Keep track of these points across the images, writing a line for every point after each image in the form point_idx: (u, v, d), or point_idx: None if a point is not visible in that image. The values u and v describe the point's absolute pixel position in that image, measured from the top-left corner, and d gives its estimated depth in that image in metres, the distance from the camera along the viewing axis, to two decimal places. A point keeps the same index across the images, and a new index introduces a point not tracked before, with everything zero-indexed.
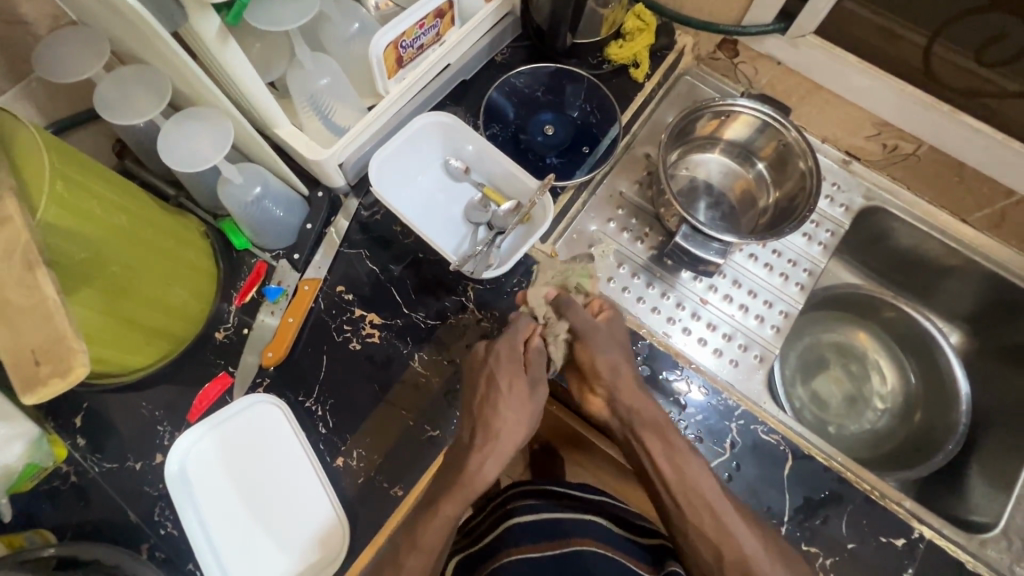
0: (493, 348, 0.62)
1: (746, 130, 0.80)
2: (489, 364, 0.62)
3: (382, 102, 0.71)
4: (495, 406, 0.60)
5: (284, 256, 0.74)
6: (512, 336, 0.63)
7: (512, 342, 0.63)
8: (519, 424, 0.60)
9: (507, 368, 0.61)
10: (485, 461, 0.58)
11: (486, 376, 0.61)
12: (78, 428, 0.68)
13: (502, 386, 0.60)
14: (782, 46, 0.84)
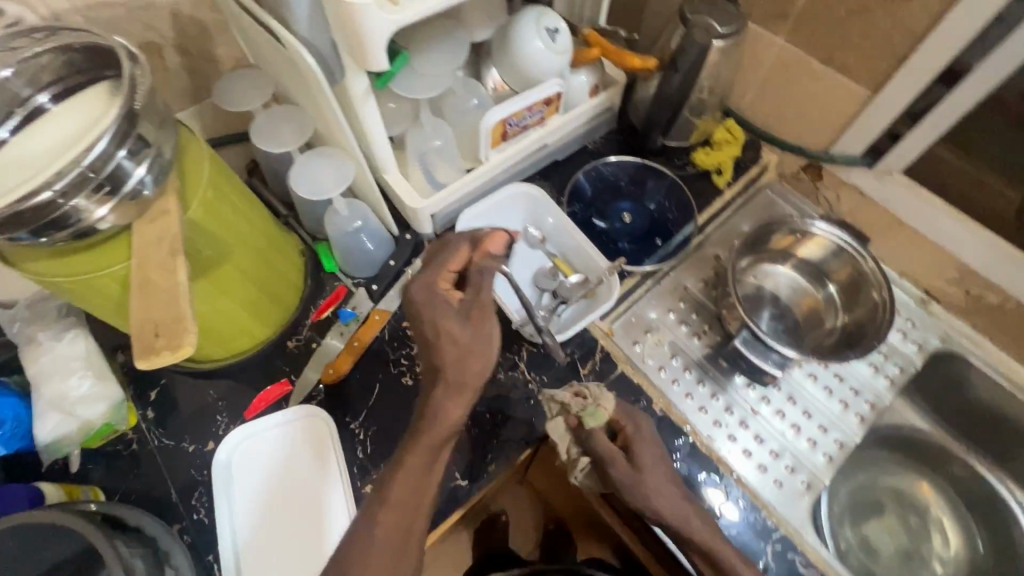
0: (419, 280, 0.60)
1: (821, 251, 0.81)
2: (423, 315, 0.58)
3: (482, 168, 0.79)
4: (433, 344, 0.57)
5: (363, 285, 0.81)
6: (431, 274, 0.60)
7: (429, 280, 0.60)
8: (475, 372, 0.57)
9: (443, 310, 0.58)
10: (445, 400, 0.56)
11: (429, 316, 0.58)
12: (150, 401, 0.74)
13: (432, 333, 0.57)
14: (868, 179, 0.85)
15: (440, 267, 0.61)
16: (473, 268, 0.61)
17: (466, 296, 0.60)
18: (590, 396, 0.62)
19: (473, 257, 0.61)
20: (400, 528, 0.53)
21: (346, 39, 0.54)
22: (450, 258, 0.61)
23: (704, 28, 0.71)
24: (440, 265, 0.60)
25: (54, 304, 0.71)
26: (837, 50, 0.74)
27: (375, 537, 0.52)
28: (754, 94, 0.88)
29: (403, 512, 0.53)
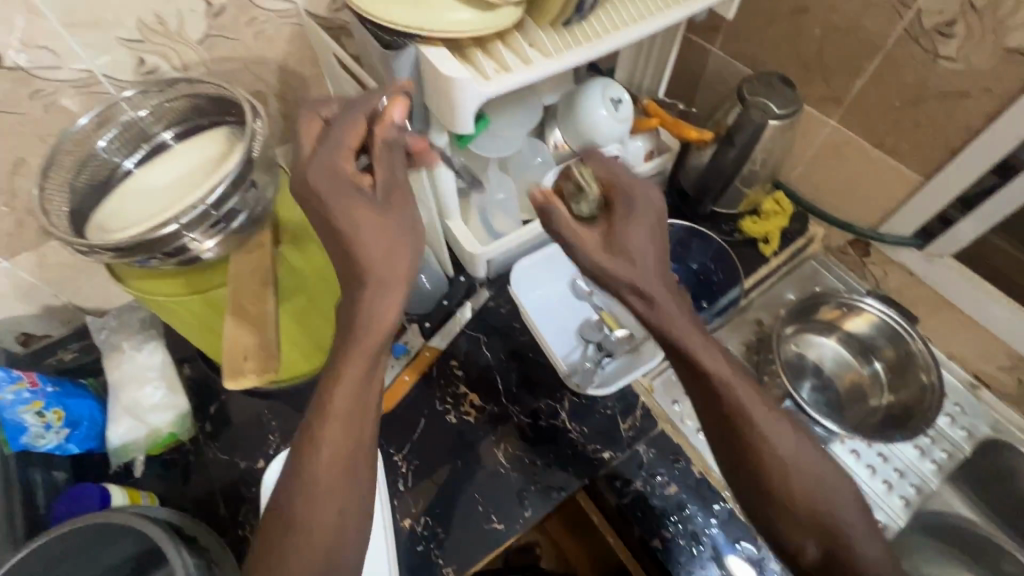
0: (311, 162, 0.51)
1: (867, 327, 0.81)
2: (319, 203, 0.50)
3: (537, 221, 0.84)
4: (336, 234, 0.50)
5: (415, 321, 0.85)
6: (320, 158, 0.51)
7: (333, 161, 0.51)
8: (377, 257, 0.50)
9: (353, 198, 0.50)
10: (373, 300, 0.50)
11: (313, 198, 0.50)
12: (209, 415, 0.76)
13: (334, 221, 0.50)
14: (917, 260, 0.86)
15: (345, 154, 0.52)
16: (381, 141, 0.54)
17: (379, 177, 0.53)
18: (581, 160, 0.63)
19: (377, 129, 0.54)
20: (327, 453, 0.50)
21: (437, 103, 0.60)
22: (346, 140, 0.52)
23: (761, 107, 0.75)
24: (334, 146, 0.52)
25: (139, 316, 0.77)
26: (889, 136, 0.77)
27: (321, 471, 0.50)
28: (804, 168, 0.91)
29: (346, 424, 0.51)
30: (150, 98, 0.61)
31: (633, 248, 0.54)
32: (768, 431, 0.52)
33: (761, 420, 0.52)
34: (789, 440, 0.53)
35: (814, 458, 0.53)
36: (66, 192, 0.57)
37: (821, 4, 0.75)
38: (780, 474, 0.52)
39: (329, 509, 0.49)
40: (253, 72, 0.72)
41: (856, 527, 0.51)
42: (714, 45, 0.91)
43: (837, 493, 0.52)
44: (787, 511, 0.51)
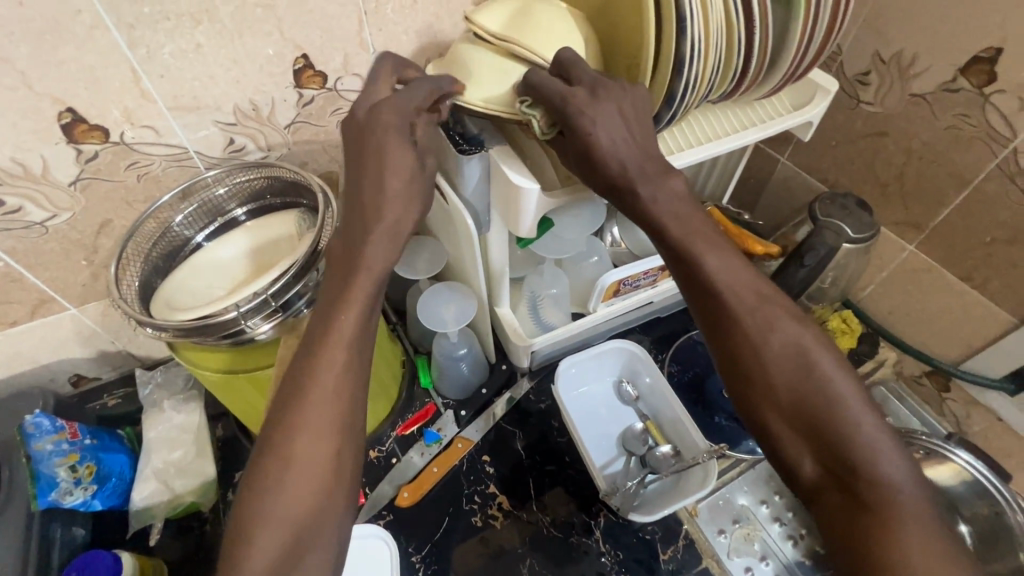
0: (388, 100, 0.51)
1: (953, 478, 0.71)
2: (375, 133, 0.50)
3: (587, 317, 0.81)
4: (360, 181, 0.50)
5: (451, 407, 0.82)
6: (388, 104, 0.51)
7: (401, 116, 0.51)
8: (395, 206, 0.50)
9: (398, 141, 0.50)
10: (383, 244, 0.49)
11: (371, 146, 0.50)
12: (234, 482, 0.74)
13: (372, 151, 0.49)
14: (1007, 405, 0.77)
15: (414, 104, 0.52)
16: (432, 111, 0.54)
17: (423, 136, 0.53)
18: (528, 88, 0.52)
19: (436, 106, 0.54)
20: (331, 411, 0.44)
21: (503, 203, 0.60)
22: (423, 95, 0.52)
23: (834, 230, 0.72)
24: (406, 98, 0.51)
25: (184, 373, 0.78)
26: (978, 270, 0.72)
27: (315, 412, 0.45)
28: (875, 289, 0.86)
29: (350, 367, 0.46)
30: (232, 176, 0.64)
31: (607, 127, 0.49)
32: (762, 324, 0.46)
33: (754, 331, 0.46)
34: (792, 335, 0.45)
35: (833, 381, 0.44)
36: (139, 261, 0.60)
37: (902, 130, 0.73)
38: (783, 399, 0.44)
39: (319, 453, 0.43)
40: (330, 153, 0.76)
41: (877, 441, 0.42)
42: (783, 154, 0.89)
43: (847, 404, 0.43)
44: (779, 413, 0.44)
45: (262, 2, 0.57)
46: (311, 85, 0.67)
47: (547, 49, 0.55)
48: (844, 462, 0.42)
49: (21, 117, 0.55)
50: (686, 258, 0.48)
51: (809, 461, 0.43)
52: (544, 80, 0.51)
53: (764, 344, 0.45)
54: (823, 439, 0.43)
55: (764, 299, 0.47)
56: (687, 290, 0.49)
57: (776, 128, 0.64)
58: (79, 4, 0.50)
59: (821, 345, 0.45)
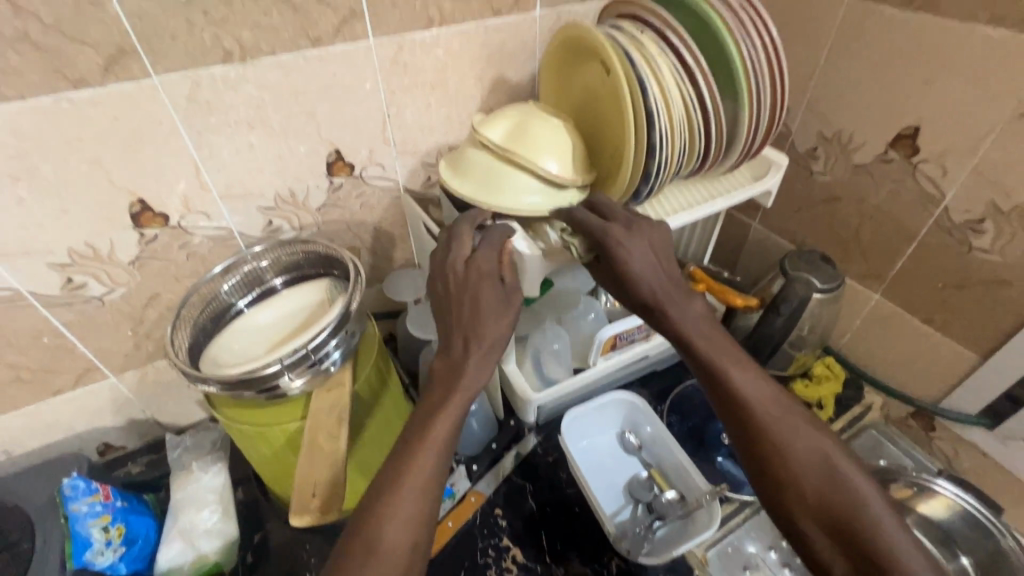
0: (475, 258, 0.60)
1: (946, 511, 0.75)
2: (472, 283, 0.58)
3: (588, 370, 0.87)
4: (459, 317, 0.58)
5: (463, 462, 0.86)
6: (472, 258, 0.60)
7: (485, 266, 0.60)
8: (489, 333, 0.57)
9: (489, 286, 0.59)
10: (477, 366, 0.56)
11: (469, 297, 0.58)
12: (252, 545, 0.76)
13: (472, 299, 0.58)
14: (991, 441, 0.82)
15: (496, 251, 0.61)
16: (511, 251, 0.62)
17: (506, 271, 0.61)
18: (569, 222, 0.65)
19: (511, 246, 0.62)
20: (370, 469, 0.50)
21: None
22: (495, 243, 0.62)
23: (805, 282, 0.81)
24: (490, 248, 0.61)
25: (211, 437, 0.83)
26: (938, 312, 0.79)
27: None
28: (853, 336, 0.93)
29: None
30: (271, 253, 0.73)
31: (648, 243, 0.59)
32: (786, 431, 0.52)
33: (781, 438, 0.52)
34: (815, 443, 0.52)
35: (856, 486, 0.49)
36: (189, 326, 0.67)
37: (852, 195, 0.84)
38: (812, 502, 0.50)
39: (388, 540, 0.48)
40: (354, 231, 0.86)
41: (900, 543, 0.46)
42: (754, 220, 1.01)
43: (870, 506, 0.48)
44: (813, 517, 0.50)
45: (305, 109, 0.70)
46: (340, 174, 0.78)
47: (538, 158, 0.66)
48: (871, 561, 0.46)
49: (99, 207, 0.65)
50: (715, 371, 0.55)
51: (840, 561, 0.48)
52: None
53: (790, 447, 0.51)
54: (850, 542, 0.48)
55: (786, 410, 0.53)
56: (717, 399, 0.55)
57: (740, 197, 0.74)
58: (161, 118, 0.62)
59: (838, 450, 0.51)
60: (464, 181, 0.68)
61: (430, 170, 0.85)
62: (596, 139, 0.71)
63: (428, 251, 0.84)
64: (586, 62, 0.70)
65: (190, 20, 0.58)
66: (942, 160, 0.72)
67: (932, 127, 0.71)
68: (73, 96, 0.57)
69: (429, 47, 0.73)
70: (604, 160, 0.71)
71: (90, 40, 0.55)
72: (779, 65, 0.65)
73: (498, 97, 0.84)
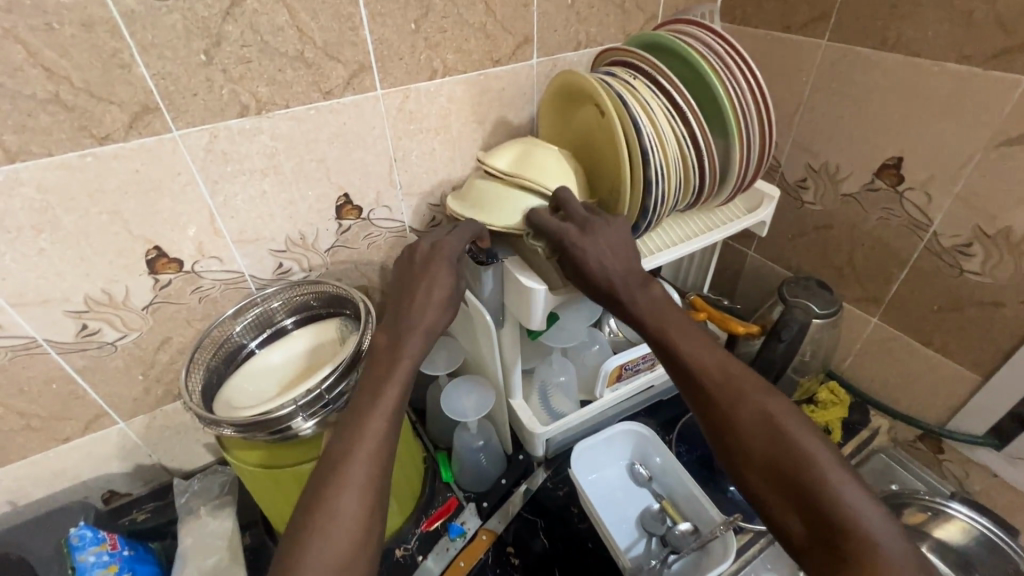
0: (438, 243, 0.65)
1: (962, 536, 0.76)
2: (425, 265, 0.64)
3: (595, 402, 0.87)
4: (412, 295, 0.62)
5: (473, 500, 0.85)
6: (442, 241, 0.66)
7: (447, 251, 0.65)
8: (430, 309, 0.61)
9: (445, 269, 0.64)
10: (417, 330, 0.60)
11: (424, 275, 0.63)
12: None
13: (424, 278, 0.63)
14: (1000, 461, 0.82)
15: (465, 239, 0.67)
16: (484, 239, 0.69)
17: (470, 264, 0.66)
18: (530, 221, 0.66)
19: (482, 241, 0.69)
20: (356, 486, 0.48)
21: (515, 304, 0.71)
22: (468, 235, 0.67)
23: (803, 308, 0.82)
24: (460, 236, 0.66)
25: (219, 480, 0.83)
26: (935, 335, 0.81)
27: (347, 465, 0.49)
28: (854, 359, 0.94)
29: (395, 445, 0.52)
30: (282, 294, 0.75)
31: (604, 241, 0.62)
32: (732, 396, 0.52)
33: (725, 401, 0.52)
34: (755, 403, 0.51)
35: (802, 442, 0.48)
36: (202, 368, 0.68)
37: (843, 222, 0.87)
38: (757, 460, 0.49)
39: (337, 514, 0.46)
40: (361, 270, 0.88)
41: (851, 498, 0.45)
42: (749, 248, 1.04)
43: (815, 457, 0.47)
44: (760, 475, 0.49)
45: (315, 157, 0.73)
46: (349, 217, 0.81)
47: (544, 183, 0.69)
48: (825, 520, 0.45)
49: (117, 256, 0.67)
50: (665, 350, 0.57)
51: (794, 520, 0.47)
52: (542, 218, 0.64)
53: (733, 413, 0.51)
54: (802, 501, 0.46)
55: (730, 375, 0.54)
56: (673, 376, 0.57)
57: (735, 227, 0.77)
58: (179, 169, 0.65)
59: (784, 411, 0.50)
60: (473, 209, 0.70)
61: (435, 210, 0.88)
62: (595, 175, 0.75)
63: None
64: (582, 103, 0.74)
65: (210, 78, 0.61)
66: (926, 187, 0.75)
67: (914, 157, 0.75)
68: (97, 151, 0.60)
69: (433, 95, 0.77)
70: (607, 185, 0.73)
71: (116, 99, 0.58)
72: (766, 102, 0.68)
73: (500, 140, 0.88)
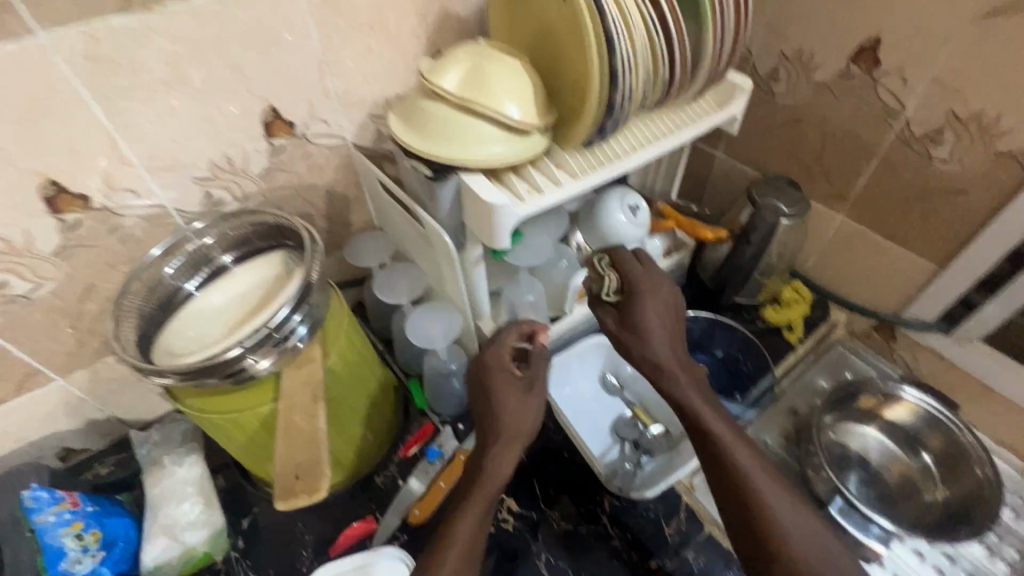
0: (489, 356, 0.74)
1: (910, 416, 0.82)
2: (489, 382, 0.72)
3: (564, 319, 0.88)
4: (485, 403, 0.71)
5: (449, 423, 0.85)
6: (489, 356, 0.74)
7: (501, 365, 0.73)
8: (516, 418, 0.70)
9: (512, 387, 0.72)
10: (495, 451, 0.67)
11: (496, 396, 0.71)
12: (243, 529, 0.76)
13: (496, 398, 0.71)
14: (946, 344, 0.85)
15: (509, 347, 0.75)
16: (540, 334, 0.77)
17: (526, 374, 0.74)
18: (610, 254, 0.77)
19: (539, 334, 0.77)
20: None
21: (476, 220, 0.65)
22: (513, 336, 0.75)
23: (771, 209, 0.80)
24: (504, 345, 0.75)
25: (181, 428, 0.79)
26: (898, 228, 0.81)
27: None
28: (817, 257, 0.94)
29: None
30: (215, 228, 0.67)
31: (661, 340, 0.71)
32: (782, 508, 0.58)
33: (775, 510, 0.58)
34: (799, 516, 0.58)
35: (829, 545, 0.57)
36: (134, 316, 0.62)
37: (814, 115, 0.83)
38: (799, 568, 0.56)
39: None
40: (304, 197, 0.80)
41: None
42: (717, 150, 0.99)
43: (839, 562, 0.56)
44: None
45: (229, 64, 0.62)
46: (280, 135, 0.72)
47: (499, 105, 0.61)
48: None
49: (4, 195, 0.57)
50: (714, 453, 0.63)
51: None
52: (624, 263, 0.75)
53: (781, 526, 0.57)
54: None
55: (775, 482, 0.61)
56: (722, 480, 0.62)
57: (704, 127, 0.72)
58: (59, 84, 0.54)
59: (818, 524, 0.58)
60: (421, 138, 0.63)
61: (379, 122, 0.79)
62: (555, 75, 0.67)
63: (390, 215, 0.81)
64: None
65: None
66: (902, 72, 0.71)
67: (893, 37, 0.70)
68: None
69: None
70: (566, 96, 0.65)
71: None
72: None
73: (445, 35, 0.77)
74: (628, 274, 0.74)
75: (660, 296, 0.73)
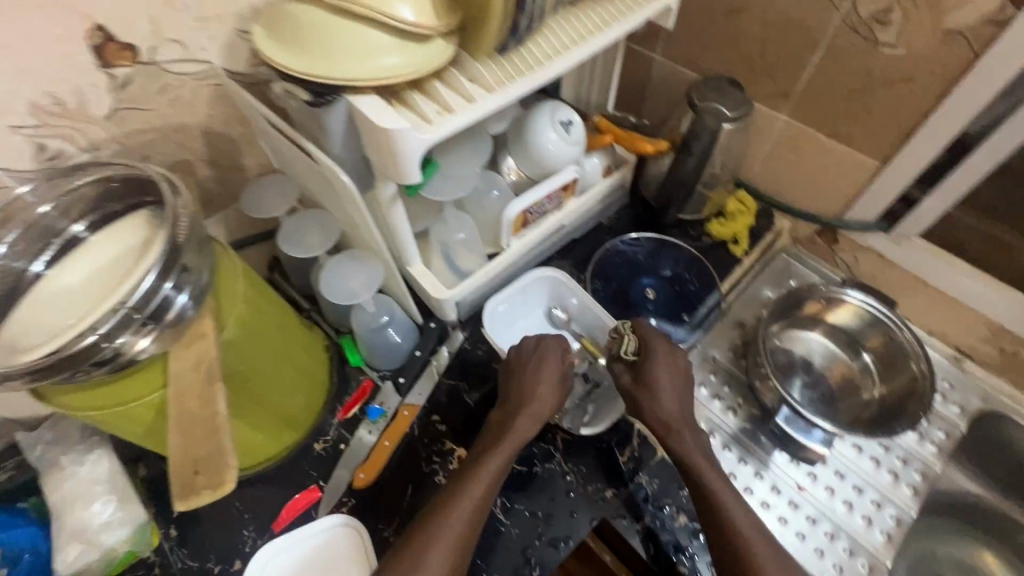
0: (543, 340, 0.73)
1: (853, 319, 0.82)
2: (534, 356, 0.72)
3: (503, 253, 0.77)
4: (521, 380, 0.70)
5: (389, 378, 0.79)
6: (544, 343, 0.73)
7: (554, 349, 0.73)
8: (550, 393, 0.69)
9: (551, 369, 0.71)
10: (525, 419, 0.67)
11: (536, 368, 0.71)
12: (173, 518, 0.70)
13: (537, 370, 0.71)
14: (885, 244, 0.84)
15: (558, 347, 0.73)
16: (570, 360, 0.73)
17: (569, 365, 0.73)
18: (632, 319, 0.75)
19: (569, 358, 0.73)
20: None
21: (376, 154, 0.55)
22: (559, 350, 0.73)
23: (712, 112, 0.74)
24: (561, 346, 0.73)
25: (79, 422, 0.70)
26: (840, 125, 0.77)
27: None
28: (761, 164, 0.89)
29: None
30: (55, 190, 0.55)
31: (678, 404, 0.69)
32: (767, 557, 0.59)
33: (759, 552, 0.59)
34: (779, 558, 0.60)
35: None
36: None
37: (754, 2, 0.74)
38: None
39: None
40: (176, 140, 0.67)
41: None
42: (655, 52, 0.90)
43: None
44: None
45: None
46: (121, 63, 0.57)
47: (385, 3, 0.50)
48: None
49: None
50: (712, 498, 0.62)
51: None
52: (648, 337, 0.73)
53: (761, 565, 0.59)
54: None
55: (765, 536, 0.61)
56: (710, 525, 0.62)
57: (633, 24, 0.63)
58: None
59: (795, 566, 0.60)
60: (294, 51, 0.51)
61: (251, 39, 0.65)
62: None
63: (282, 155, 0.68)
64: None
65: None
66: None
67: None
68: None
69: None
70: None
71: None
72: None
73: None
74: (650, 345, 0.72)
75: (677, 363, 0.72)
